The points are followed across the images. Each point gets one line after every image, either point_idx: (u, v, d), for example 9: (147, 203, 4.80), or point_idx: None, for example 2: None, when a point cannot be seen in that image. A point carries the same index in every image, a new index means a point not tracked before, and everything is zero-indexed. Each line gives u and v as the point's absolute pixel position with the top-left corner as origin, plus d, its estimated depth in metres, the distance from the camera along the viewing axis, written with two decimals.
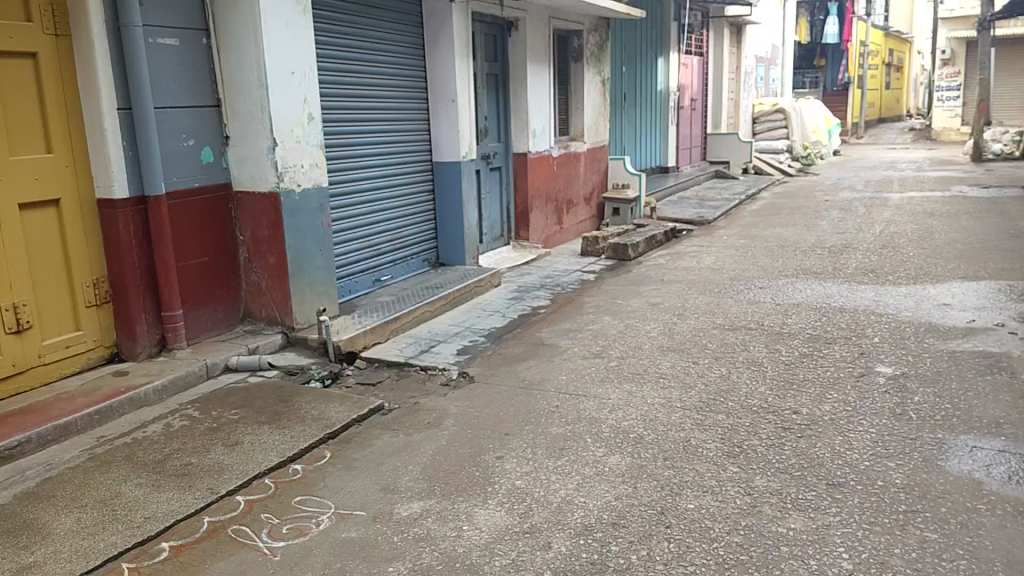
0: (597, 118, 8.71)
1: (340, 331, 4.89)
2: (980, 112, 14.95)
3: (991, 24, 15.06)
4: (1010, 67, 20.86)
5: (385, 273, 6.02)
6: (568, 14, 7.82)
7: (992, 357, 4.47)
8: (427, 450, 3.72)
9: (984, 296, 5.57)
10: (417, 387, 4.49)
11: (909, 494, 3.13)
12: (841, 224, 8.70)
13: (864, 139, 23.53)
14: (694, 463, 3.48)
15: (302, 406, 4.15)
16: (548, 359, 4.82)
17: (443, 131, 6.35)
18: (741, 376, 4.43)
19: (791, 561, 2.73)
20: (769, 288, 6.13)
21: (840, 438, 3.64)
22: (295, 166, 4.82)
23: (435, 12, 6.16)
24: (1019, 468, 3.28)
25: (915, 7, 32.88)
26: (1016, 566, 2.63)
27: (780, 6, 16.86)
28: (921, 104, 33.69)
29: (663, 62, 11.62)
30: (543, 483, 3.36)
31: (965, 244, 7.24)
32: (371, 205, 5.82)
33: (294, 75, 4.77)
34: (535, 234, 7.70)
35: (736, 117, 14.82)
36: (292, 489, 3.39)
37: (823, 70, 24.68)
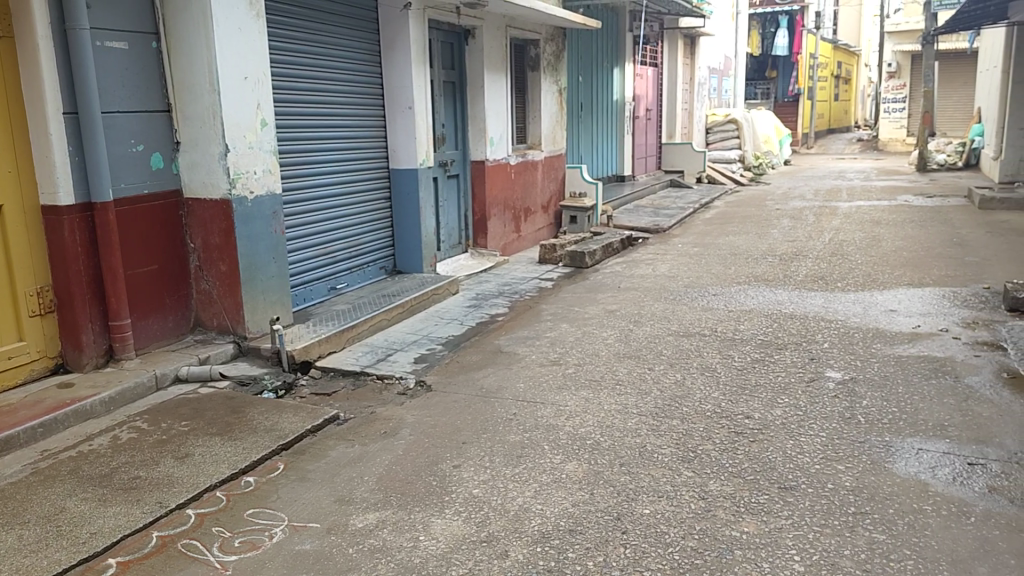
0: (554, 126, 8.75)
1: (294, 341, 4.82)
2: (925, 123, 15.38)
3: (933, 39, 15.40)
4: (952, 80, 21.63)
5: (341, 281, 5.96)
6: (524, 23, 7.87)
7: (936, 362, 4.60)
8: (383, 460, 3.68)
9: (928, 302, 5.74)
10: (373, 396, 4.45)
11: (858, 496, 3.19)
12: (792, 232, 8.89)
13: (813, 150, 24.11)
14: (650, 468, 3.51)
15: (255, 417, 4.07)
16: (506, 367, 4.81)
17: (400, 138, 6.32)
18: (695, 382, 4.48)
19: (744, 563, 2.77)
20: (723, 294, 6.23)
21: (791, 442, 3.70)
22: (247, 172, 4.74)
23: (391, 18, 6.13)
24: (963, 469, 3.38)
25: (862, 22, 33.87)
26: (961, 565, 2.70)
27: (732, 19, 17.19)
28: (868, 115, 34.72)
29: (618, 72, 11.75)
30: (500, 491, 3.35)
31: (910, 251, 7.45)
32: (326, 212, 5.75)
33: (247, 79, 4.70)
34: (492, 241, 7.70)
35: (689, 127, 15.07)
36: (244, 502, 3.32)
37: (774, 81, 25.28)
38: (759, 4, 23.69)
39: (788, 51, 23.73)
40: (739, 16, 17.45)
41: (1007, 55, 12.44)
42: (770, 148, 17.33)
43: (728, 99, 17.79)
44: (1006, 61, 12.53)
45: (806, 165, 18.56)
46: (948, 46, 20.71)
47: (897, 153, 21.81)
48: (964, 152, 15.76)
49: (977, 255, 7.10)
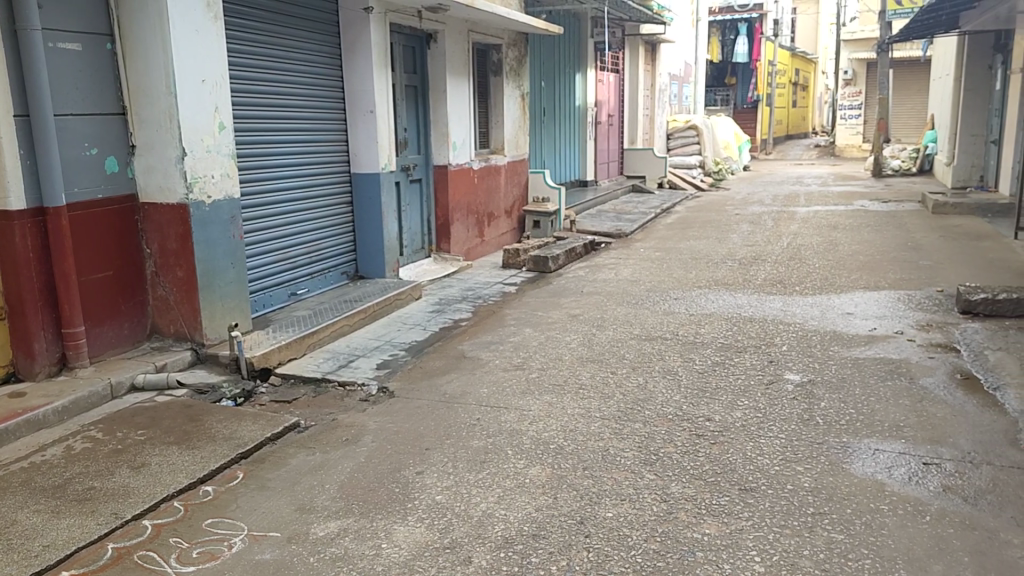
0: (517, 132, 8.77)
1: (253, 347, 4.75)
2: (880, 130, 15.71)
3: (888, 47, 15.85)
4: (907, 88, 22.18)
5: (302, 287, 5.90)
6: (487, 28, 7.88)
7: (892, 363, 4.68)
8: (344, 467, 3.64)
9: (884, 305, 5.85)
10: (335, 403, 4.40)
11: (817, 497, 3.24)
12: (751, 236, 9.03)
13: (772, 156, 24.48)
14: (612, 471, 3.52)
15: (213, 425, 4.01)
16: (469, 372, 4.79)
17: (363, 142, 6.28)
18: (657, 385, 4.51)
19: (706, 565, 2.78)
20: (684, 298, 6.29)
21: (751, 444, 3.74)
22: (205, 177, 4.67)
23: (352, 21, 6.10)
24: (918, 469, 3.44)
25: (819, 30, 34.51)
26: (916, 563, 2.75)
27: (692, 26, 17.39)
28: (825, 121, 35.42)
29: (580, 78, 11.82)
30: (464, 497, 3.33)
31: (866, 255, 7.60)
32: (286, 217, 5.69)
33: (205, 82, 4.63)
34: (456, 245, 7.68)
35: (651, 133, 15.22)
36: (203, 511, 3.25)
37: (734, 88, 25.66)
38: (719, 12, 24.08)
39: (748, 58, 24.10)
40: (700, 24, 17.65)
41: (959, 64, 12.80)
42: (730, 154, 17.59)
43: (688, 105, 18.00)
44: (958, 69, 12.90)
45: (765, 171, 18.87)
46: (903, 54, 21.25)
47: (854, 159, 22.26)
48: (918, 158, 16.10)
49: (931, 259, 7.27)
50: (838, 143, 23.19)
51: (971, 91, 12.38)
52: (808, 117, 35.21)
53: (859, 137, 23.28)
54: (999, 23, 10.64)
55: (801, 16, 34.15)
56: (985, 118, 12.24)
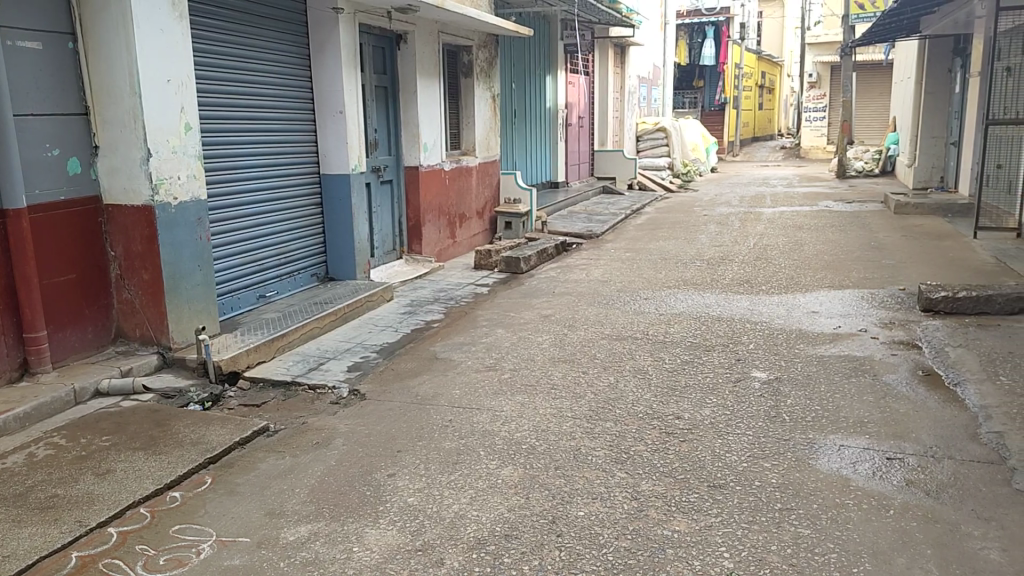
0: (488, 133, 8.78)
1: (221, 351, 4.69)
2: (844, 132, 15.99)
3: (851, 51, 16.15)
4: (869, 91, 22.63)
5: (270, 289, 5.84)
6: (457, 29, 7.87)
7: (857, 361, 4.77)
8: (315, 471, 3.61)
9: (848, 304, 5.96)
10: (304, 406, 4.37)
11: (784, 492, 3.29)
12: (719, 237, 9.14)
13: (738, 157, 24.82)
14: (583, 471, 3.54)
15: (180, 430, 3.95)
16: (441, 373, 4.78)
17: (332, 144, 6.23)
18: (628, 384, 4.55)
19: (676, 562, 2.81)
20: (653, 298, 6.35)
21: (720, 441, 3.79)
22: (170, 178, 4.60)
23: (321, 21, 6.05)
24: (882, 463, 3.51)
25: (784, 33, 35.07)
26: (881, 556, 2.80)
27: (660, 29, 17.56)
28: (790, 123, 35.98)
29: (550, 80, 11.86)
30: (436, 499, 3.32)
31: (830, 255, 7.74)
32: (253, 219, 5.63)
33: (170, 82, 4.57)
34: (427, 247, 7.66)
35: (620, 135, 15.32)
36: (170, 518, 3.21)
37: (701, 90, 25.97)
38: (687, 15, 24.40)
39: (714, 61, 24.39)
40: (667, 27, 17.84)
41: (919, 67, 13.08)
42: (698, 156, 17.80)
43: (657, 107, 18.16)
44: (918, 73, 13.19)
45: (732, 172, 19.10)
46: (865, 58, 21.69)
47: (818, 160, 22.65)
48: (880, 159, 16.43)
49: (893, 258, 7.42)
50: (803, 145, 23.56)
51: (932, 95, 12.66)
52: (773, 118, 35.75)
53: (823, 138, 23.68)
54: (958, 27, 10.89)
55: (767, 19, 34.66)
56: (945, 121, 12.53)
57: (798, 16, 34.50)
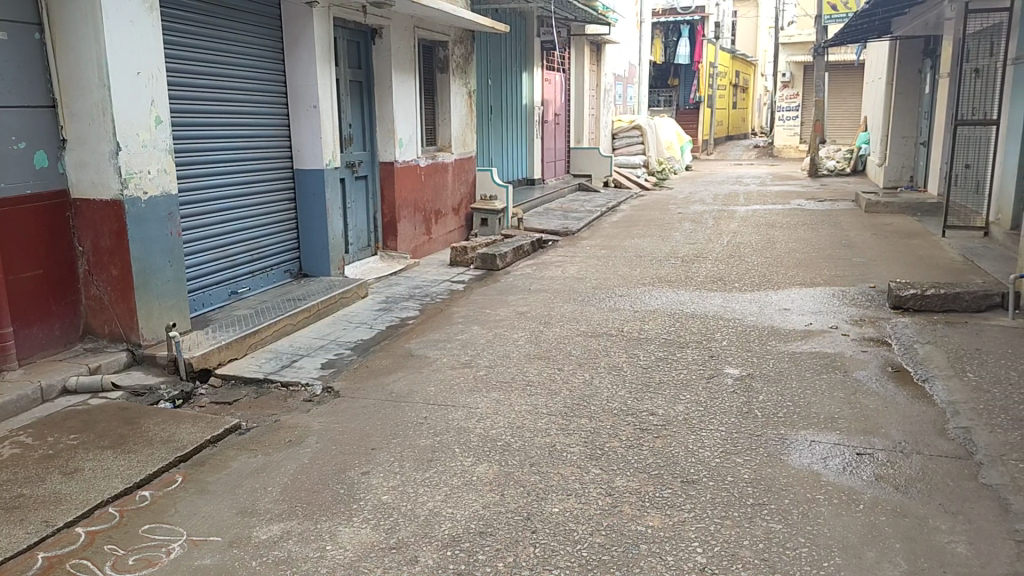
0: (464, 129, 8.75)
1: (192, 348, 4.63)
2: (816, 131, 16.16)
3: (824, 51, 16.33)
4: (841, 91, 22.93)
5: (243, 286, 5.77)
6: (433, 24, 7.83)
7: (828, 357, 4.83)
8: (287, 469, 3.58)
9: (819, 301, 6.04)
10: (277, 404, 4.32)
11: (756, 488, 3.32)
12: (693, 234, 9.20)
13: (712, 155, 25.00)
14: (558, 467, 3.54)
15: (150, 428, 3.89)
16: (416, 370, 4.76)
17: (306, 138, 6.17)
18: (603, 381, 4.56)
19: (649, 558, 2.82)
20: (628, 295, 6.37)
21: (693, 437, 3.82)
22: (141, 172, 4.52)
23: (295, 14, 5.99)
24: (852, 459, 3.56)
25: (758, 33, 35.39)
26: (851, 550, 2.84)
27: (636, 27, 17.62)
28: (763, 123, 36.35)
29: (527, 77, 11.85)
30: (410, 497, 3.31)
31: (802, 253, 7.83)
32: (225, 214, 5.56)
33: (140, 75, 4.49)
34: (402, 243, 7.63)
35: (596, 132, 15.36)
36: (139, 517, 3.16)
37: (676, 89, 26.14)
38: (662, 14, 24.58)
39: (689, 59, 24.53)
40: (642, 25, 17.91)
41: (890, 68, 13.25)
42: (673, 154, 17.91)
43: (632, 106, 18.23)
44: (889, 73, 13.37)
45: (706, 171, 19.24)
46: (837, 58, 21.97)
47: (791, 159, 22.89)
48: (852, 159, 16.65)
49: (864, 256, 7.52)
50: (776, 144, 23.76)
51: (902, 95, 12.84)
52: (746, 117, 36.07)
53: (795, 137, 23.93)
54: (928, 29, 11.04)
55: (741, 19, 34.92)
56: (915, 121, 12.72)
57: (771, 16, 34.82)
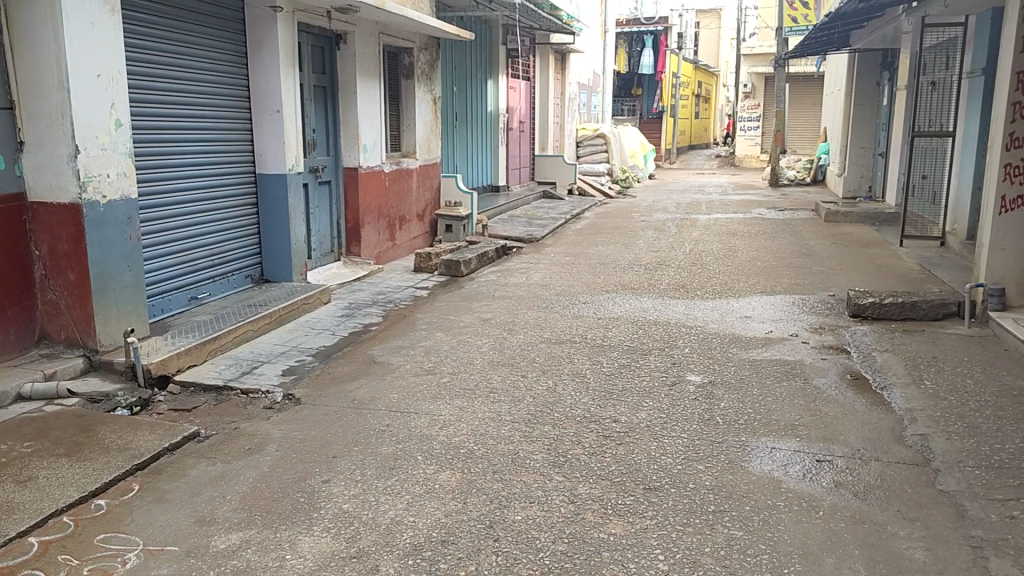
0: (429, 135, 8.75)
1: (149, 354, 4.56)
2: (777, 142, 16.36)
3: (785, 62, 16.61)
4: (803, 102, 23.40)
5: (203, 291, 5.71)
6: (398, 30, 7.83)
7: (788, 365, 4.90)
8: (247, 477, 3.54)
9: (780, 309, 6.12)
10: (237, 411, 4.27)
11: (717, 494, 3.35)
12: (656, 242, 9.29)
13: (676, 164, 25.28)
14: (521, 475, 3.54)
15: (107, 435, 3.82)
16: (379, 377, 4.74)
17: (269, 143, 6.13)
18: (567, 388, 4.58)
19: (611, 565, 2.83)
20: (592, 302, 6.42)
21: (655, 444, 3.84)
22: (100, 175, 4.45)
23: (259, 19, 5.95)
24: (811, 465, 3.61)
25: (721, 43, 35.97)
26: (810, 557, 2.87)
27: (601, 37, 17.78)
28: (727, 133, 36.90)
29: (492, 85, 11.91)
30: (372, 505, 3.28)
31: (764, 261, 7.94)
32: (186, 219, 5.49)
33: (100, 78, 4.43)
34: (367, 249, 7.60)
35: (561, 140, 15.46)
36: (95, 527, 3.10)
37: (640, 99, 26.42)
38: (627, 25, 24.89)
39: (653, 69, 24.83)
40: (607, 35, 18.10)
41: (850, 81, 13.51)
42: (636, 163, 18.04)
43: (596, 114, 18.38)
44: (848, 86, 13.63)
45: (669, 180, 19.46)
46: (799, 70, 22.41)
47: (755, 168, 23.26)
48: (812, 169, 16.96)
49: (825, 265, 7.65)
50: (738, 153, 24.06)
51: (861, 107, 13.08)
52: (710, 127, 36.59)
53: (756, 147, 24.31)
54: (886, 42, 11.28)
55: (705, 29, 35.45)
56: (873, 133, 12.99)
57: (734, 28, 35.45)
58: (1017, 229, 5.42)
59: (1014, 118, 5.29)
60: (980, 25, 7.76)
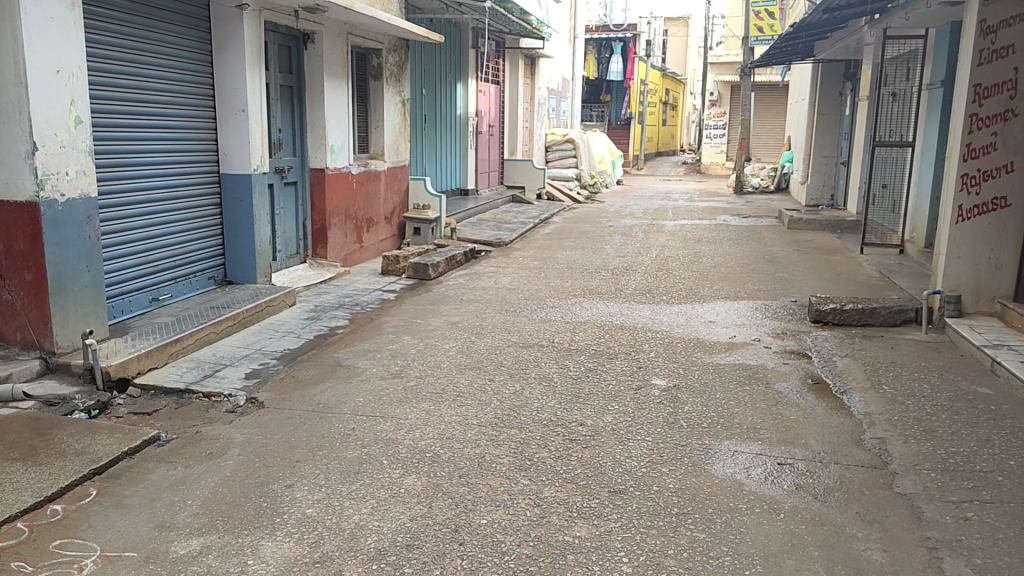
0: (398, 137, 8.71)
1: (109, 356, 4.48)
2: (742, 150, 16.60)
3: (752, 71, 16.83)
4: (767, 110, 23.80)
5: (165, 292, 5.63)
6: (367, 31, 7.78)
7: (751, 369, 4.97)
8: (209, 482, 3.49)
9: (744, 314, 6.21)
10: (199, 414, 4.21)
11: (680, 497, 3.38)
12: (623, 247, 9.36)
13: (642, 169, 25.51)
14: (487, 478, 3.54)
15: (64, 439, 3.73)
16: (345, 381, 4.70)
17: (234, 142, 6.06)
18: (533, 392, 4.59)
19: (576, 568, 2.85)
20: (559, 306, 6.44)
21: (620, 447, 3.88)
22: (58, 173, 4.35)
23: (224, 16, 5.88)
24: (773, 468, 3.66)
25: (688, 52, 36.45)
26: (771, 558, 2.91)
27: (569, 42, 17.87)
28: (693, 140, 37.36)
29: (461, 87, 11.89)
30: (336, 510, 3.25)
31: (728, 267, 8.04)
32: (147, 219, 5.40)
33: (60, 74, 4.33)
34: (333, 251, 7.53)
35: (530, 144, 15.49)
36: (50, 533, 3.03)
37: (608, 104, 26.62)
38: (596, 31, 25.12)
39: (622, 76, 25.06)
40: (576, 40, 18.20)
41: (813, 90, 13.77)
42: (605, 168, 18.15)
43: (566, 119, 18.46)
44: (813, 94, 13.87)
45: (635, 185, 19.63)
46: (764, 79, 22.81)
47: (720, 175, 23.58)
48: (776, 177, 17.22)
49: (787, 271, 7.78)
50: (703, 160, 24.33)
51: (824, 116, 13.33)
52: (676, 133, 37.03)
53: (722, 154, 24.61)
54: (848, 53, 11.52)
55: (672, 37, 35.88)
56: (836, 141, 13.25)
57: (701, 37, 35.97)
58: (974, 238, 5.56)
59: (971, 129, 5.43)
60: (939, 38, 7.97)
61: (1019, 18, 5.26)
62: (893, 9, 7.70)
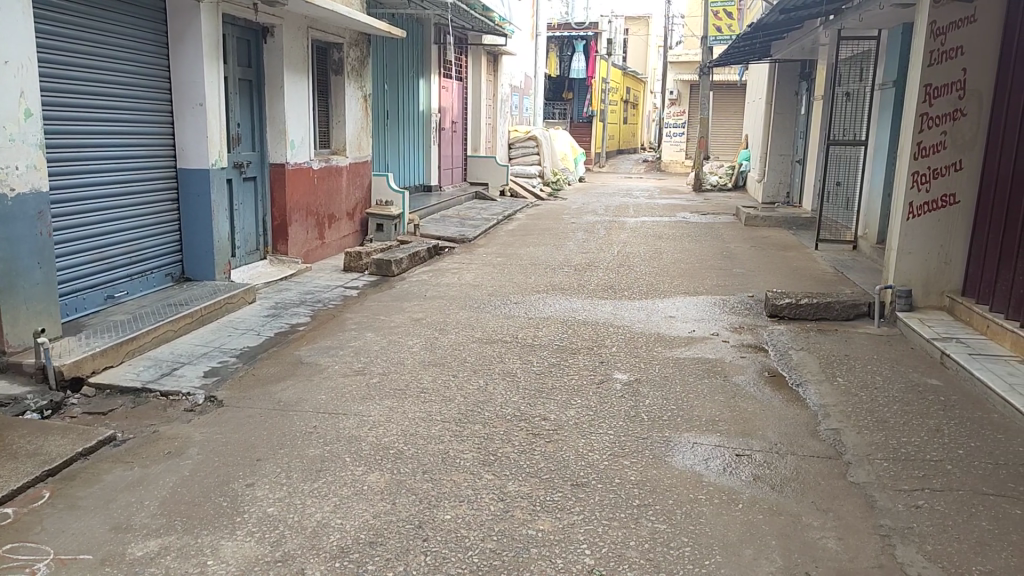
0: (359, 133, 8.65)
1: (63, 355, 4.37)
2: (701, 148, 16.84)
3: (710, 71, 17.05)
4: (725, 109, 24.17)
5: (120, 289, 5.51)
6: (327, 26, 7.70)
7: (709, 363, 5.06)
8: (167, 482, 3.43)
9: (703, 309, 6.31)
10: (156, 413, 4.14)
11: (641, 488, 3.44)
12: (585, 244, 9.43)
13: (604, 167, 25.68)
14: (451, 474, 3.55)
15: (14, 440, 3.63)
16: (306, 379, 4.66)
17: (191, 137, 5.96)
18: (497, 387, 4.60)
19: (539, 561, 2.88)
20: (523, 303, 6.46)
21: (583, 441, 3.91)
22: (6, 167, 4.21)
23: (180, 8, 5.78)
24: (731, 460, 3.74)
25: (648, 51, 36.81)
26: (730, 548, 2.98)
27: (531, 40, 17.93)
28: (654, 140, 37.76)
29: (424, 84, 11.85)
30: (298, 508, 3.23)
31: (687, 263, 8.15)
32: (102, 214, 5.29)
33: (8, 65, 4.20)
34: (293, 248, 7.45)
35: (493, 141, 15.48)
36: (2, 536, 2.95)
37: (571, 103, 26.73)
38: (558, 30, 25.22)
39: (584, 75, 25.22)
40: (538, 38, 18.24)
41: (770, 90, 14.03)
42: (567, 166, 18.27)
43: (528, 117, 18.51)
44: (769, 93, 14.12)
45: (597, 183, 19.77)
46: (723, 78, 23.20)
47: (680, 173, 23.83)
48: (735, 175, 17.50)
49: (744, 266, 7.92)
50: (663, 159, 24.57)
51: (781, 115, 13.59)
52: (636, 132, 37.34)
53: (681, 153, 24.86)
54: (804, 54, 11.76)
55: (633, 37, 36.17)
56: (792, 140, 13.53)
57: (660, 37, 36.39)
58: (924, 235, 5.73)
59: (922, 128, 5.59)
60: (891, 39, 8.18)
61: (967, 20, 5.40)
62: (847, 11, 7.87)
